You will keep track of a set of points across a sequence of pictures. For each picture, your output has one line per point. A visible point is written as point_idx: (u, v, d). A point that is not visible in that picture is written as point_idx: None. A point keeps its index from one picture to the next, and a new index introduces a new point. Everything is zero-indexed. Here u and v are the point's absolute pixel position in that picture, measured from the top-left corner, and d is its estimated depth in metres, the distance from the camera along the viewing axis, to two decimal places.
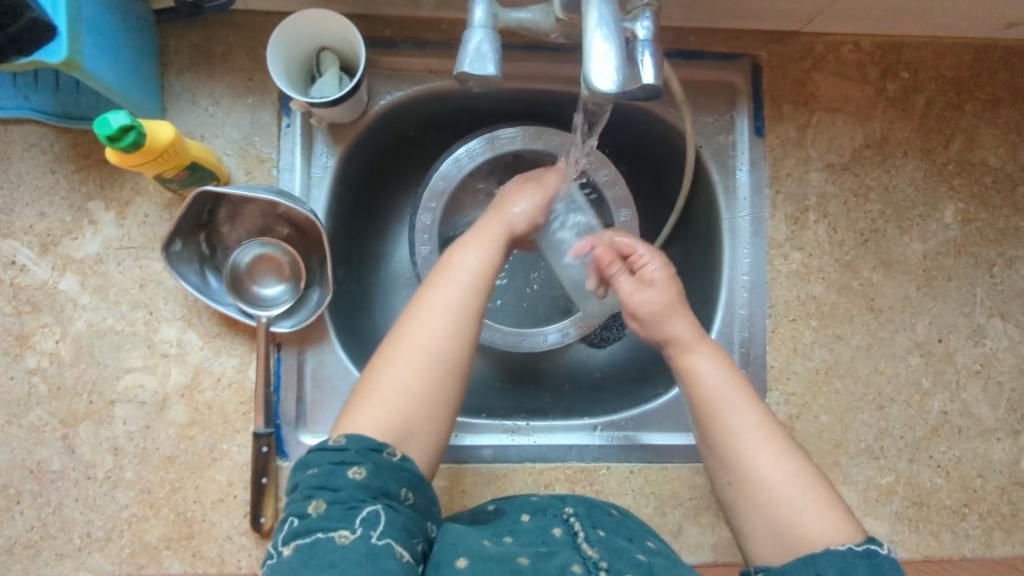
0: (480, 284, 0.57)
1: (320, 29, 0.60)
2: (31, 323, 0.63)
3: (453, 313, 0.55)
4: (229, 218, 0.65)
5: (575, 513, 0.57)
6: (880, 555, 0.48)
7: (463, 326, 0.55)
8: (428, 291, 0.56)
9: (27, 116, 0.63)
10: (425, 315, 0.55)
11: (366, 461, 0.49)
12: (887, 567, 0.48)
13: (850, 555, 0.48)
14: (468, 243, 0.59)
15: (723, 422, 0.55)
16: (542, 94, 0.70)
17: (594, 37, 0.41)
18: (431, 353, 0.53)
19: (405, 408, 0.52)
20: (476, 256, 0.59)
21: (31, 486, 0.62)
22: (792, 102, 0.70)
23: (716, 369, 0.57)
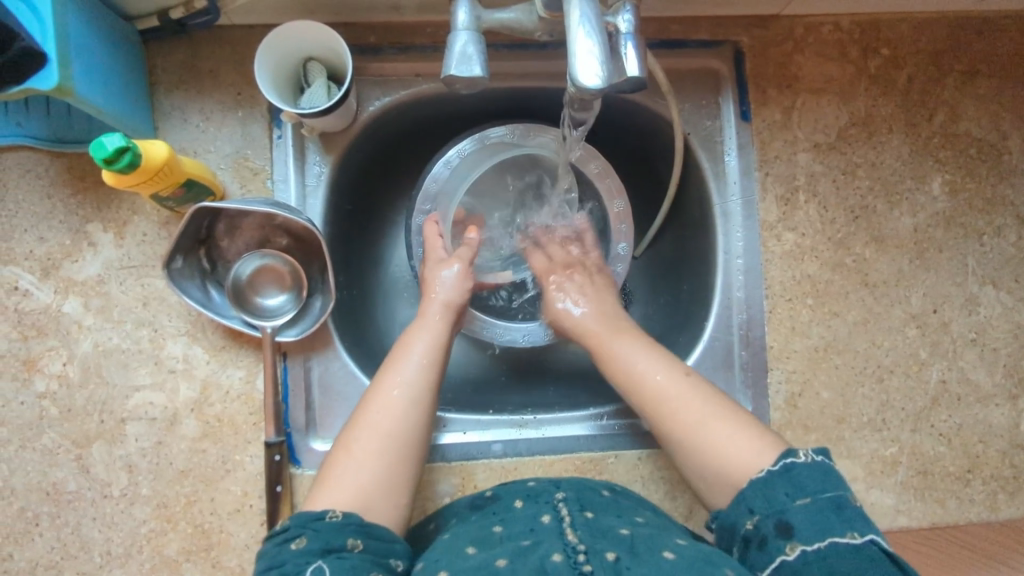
0: (431, 371, 0.62)
1: (306, 40, 0.61)
2: (38, 347, 0.64)
3: (405, 400, 0.59)
4: (227, 232, 0.66)
5: (565, 498, 0.59)
6: (796, 464, 0.52)
7: (418, 411, 0.59)
8: (385, 375, 0.61)
9: (20, 142, 0.63)
10: (383, 400, 0.59)
11: (305, 530, 0.51)
12: (802, 472, 0.51)
13: (767, 478, 0.52)
14: (416, 329, 0.64)
15: (647, 390, 0.61)
16: (529, 91, 0.71)
17: (578, 34, 0.42)
18: (387, 432, 0.57)
19: (364, 485, 0.55)
20: (426, 341, 0.63)
21: (49, 508, 0.63)
22: (776, 85, 0.71)
23: (636, 349, 0.64)
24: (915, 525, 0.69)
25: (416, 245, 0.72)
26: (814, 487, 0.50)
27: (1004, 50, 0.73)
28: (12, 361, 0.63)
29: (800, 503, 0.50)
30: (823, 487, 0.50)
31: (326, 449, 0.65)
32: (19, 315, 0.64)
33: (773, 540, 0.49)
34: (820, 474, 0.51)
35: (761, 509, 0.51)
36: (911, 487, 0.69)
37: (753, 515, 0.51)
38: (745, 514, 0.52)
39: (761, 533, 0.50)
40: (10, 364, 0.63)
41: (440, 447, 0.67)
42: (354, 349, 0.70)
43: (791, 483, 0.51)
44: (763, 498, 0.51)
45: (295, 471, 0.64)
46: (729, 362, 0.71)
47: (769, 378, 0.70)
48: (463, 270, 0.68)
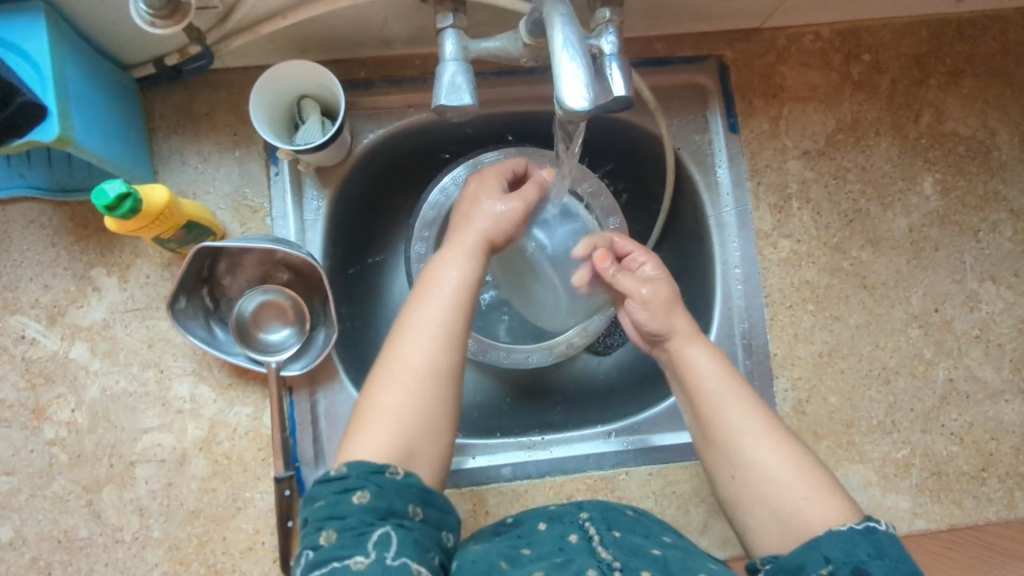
0: (465, 299, 0.58)
1: (298, 78, 0.62)
2: (46, 395, 0.64)
3: (440, 323, 0.57)
4: (229, 270, 0.67)
5: (590, 517, 0.59)
6: (880, 531, 0.51)
7: (452, 346, 0.57)
8: (418, 306, 0.58)
9: (22, 193, 0.64)
10: (415, 336, 0.56)
11: (369, 484, 0.50)
12: (887, 543, 0.50)
13: (850, 535, 0.51)
14: (446, 255, 0.60)
15: (715, 398, 0.59)
16: (520, 116, 0.72)
17: (562, 58, 0.42)
18: (419, 367, 0.55)
19: (404, 429, 0.54)
20: (460, 268, 0.59)
21: (61, 555, 0.63)
22: (762, 96, 0.72)
23: (707, 359, 0.61)
24: (934, 528, 0.68)
25: (417, 271, 0.72)
26: (897, 556, 0.49)
27: (985, 50, 0.74)
28: (21, 410, 0.64)
29: (880, 562, 0.49)
30: (906, 558, 0.49)
31: None
32: (26, 363, 0.64)
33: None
34: (902, 547, 0.50)
35: (837, 558, 0.50)
36: (927, 489, 0.69)
37: (828, 564, 0.50)
38: (819, 562, 0.50)
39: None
40: (18, 413, 0.64)
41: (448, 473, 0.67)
42: (359, 379, 0.70)
43: (875, 546, 0.50)
44: (841, 549, 0.50)
45: None
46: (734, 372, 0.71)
47: (775, 385, 0.70)
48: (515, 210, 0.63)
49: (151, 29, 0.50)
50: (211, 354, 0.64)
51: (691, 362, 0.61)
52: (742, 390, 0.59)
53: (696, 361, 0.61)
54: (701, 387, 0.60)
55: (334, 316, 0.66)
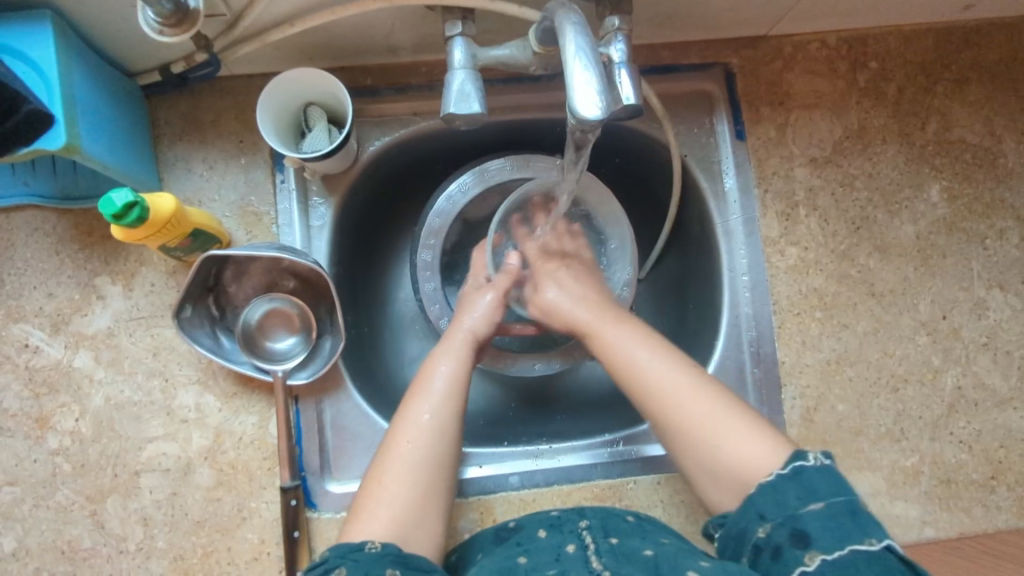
0: (456, 393, 0.60)
1: (305, 86, 0.62)
2: (49, 404, 0.63)
3: (437, 421, 0.58)
4: (236, 278, 0.66)
5: (589, 526, 0.59)
6: (807, 468, 0.50)
7: (449, 440, 0.58)
8: (411, 401, 0.59)
9: (27, 201, 0.64)
10: (409, 427, 0.58)
11: (343, 561, 0.49)
12: (813, 476, 0.49)
13: (779, 483, 0.50)
14: (438, 352, 0.63)
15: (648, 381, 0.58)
16: (527, 123, 0.72)
17: (574, 67, 0.42)
18: (414, 460, 0.56)
19: (397, 515, 0.54)
20: (452, 366, 0.62)
21: (65, 567, 0.62)
22: (768, 103, 0.72)
23: (634, 340, 0.61)
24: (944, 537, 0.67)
25: (422, 279, 0.72)
26: (826, 493, 0.48)
27: (990, 58, 0.74)
28: (24, 420, 0.63)
29: (813, 510, 0.48)
30: (838, 491, 0.48)
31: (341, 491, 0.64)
32: (29, 372, 0.64)
33: (788, 549, 0.47)
34: (832, 477, 0.49)
35: (771, 513, 0.49)
36: (936, 497, 0.68)
37: (764, 522, 0.49)
38: (756, 520, 0.50)
39: (773, 540, 0.48)
40: (21, 422, 0.63)
41: (455, 483, 0.66)
42: (366, 388, 0.70)
43: (803, 486, 0.49)
44: (773, 503, 0.49)
45: (313, 515, 0.64)
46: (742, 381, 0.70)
47: (784, 393, 0.69)
48: (496, 300, 0.67)
49: (158, 37, 0.50)
50: (217, 363, 0.64)
51: (640, 369, 0.59)
52: (695, 383, 0.57)
53: (641, 365, 0.59)
54: (640, 384, 0.58)
55: (342, 325, 0.66)
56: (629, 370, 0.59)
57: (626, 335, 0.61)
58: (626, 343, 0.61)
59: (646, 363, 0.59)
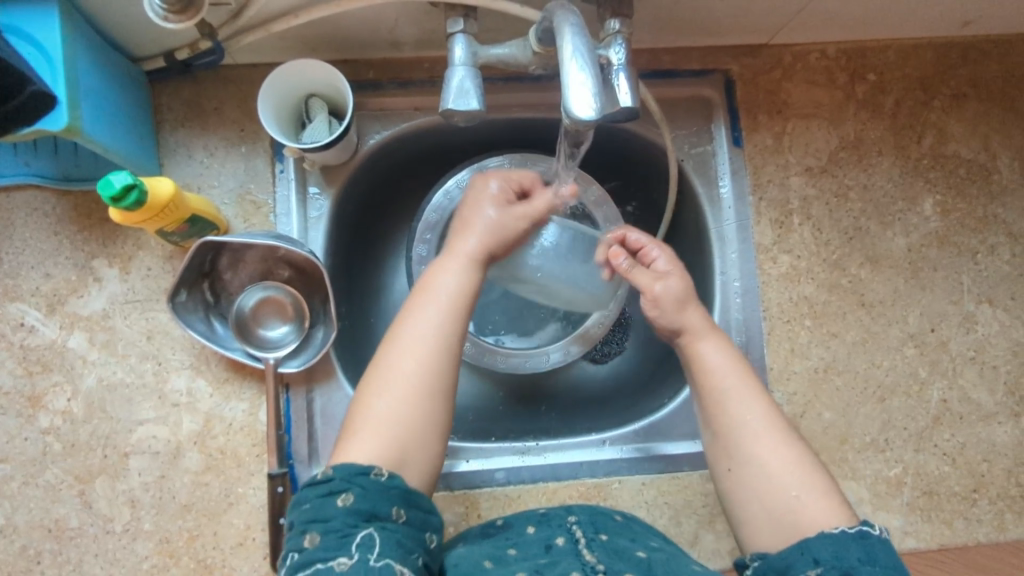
0: (456, 309, 0.58)
1: (306, 77, 0.62)
2: (43, 383, 0.64)
3: (434, 336, 0.56)
4: (235, 263, 0.66)
5: (578, 521, 0.60)
6: (873, 536, 0.51)
7: (448, 357, 0.56)
8: (414, 312, 0.57)
9: (28, 181, 0.65)
10: (404, 345, 0.56)
11: (352, 486, 0.50)
12: (876, 546, 0.51)
13: (841, 538, 0.51)
14: (440, 266, 0.60)
15: (733, 416, 0.58)
16: (525, 123, 0.73)
17: (571, 67, 0.43)
18: (412, 381, 0.55)
19: (395, 434, 0.53)
20: (454, 277, 0.58)
21: (51, 545, 0.63)
22: (766, 111, 0.73)
23: (723, 355, 0.60)
24: (924, 548, 0.68)
25: (418, 273, 0.72)
26: (886, 562, 0.50)
27: (989, 74, 0.75)
28: (16, 398, 0.64)
29: (870, 569, 0.49)
30: (895, 565, 0.50)
31: None
32: (23, 351, 0.64)
33: None
34: (892, 553, 0.51)
35: (827, 560, 0.50)
36: (917, 508, 0.69)
37: (816, 565, 0.50)
38: (808, 563, 0.51)
39: None
40: (14, 400, 0.64)
41: (442, 475, 0.67)
42: (357, 380, 0.70)
43: (865, 551, 0.50)
44: (831, 552, 0.51)
45: None
46: None
47: (771, 399, 0.70)
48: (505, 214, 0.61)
49: (163, 24, 0.51)
50: (210, 348, 0.64)
51: (730, 406, 0.58)
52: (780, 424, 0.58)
53: (742, 405, 0.58)
54: (726, 414, 0.58)
55: (334, 315, 0.66)
56: (733, 416, 0.58)
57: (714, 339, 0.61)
58: (724, 368, 0.60)
59: (735, 406, 0.58)
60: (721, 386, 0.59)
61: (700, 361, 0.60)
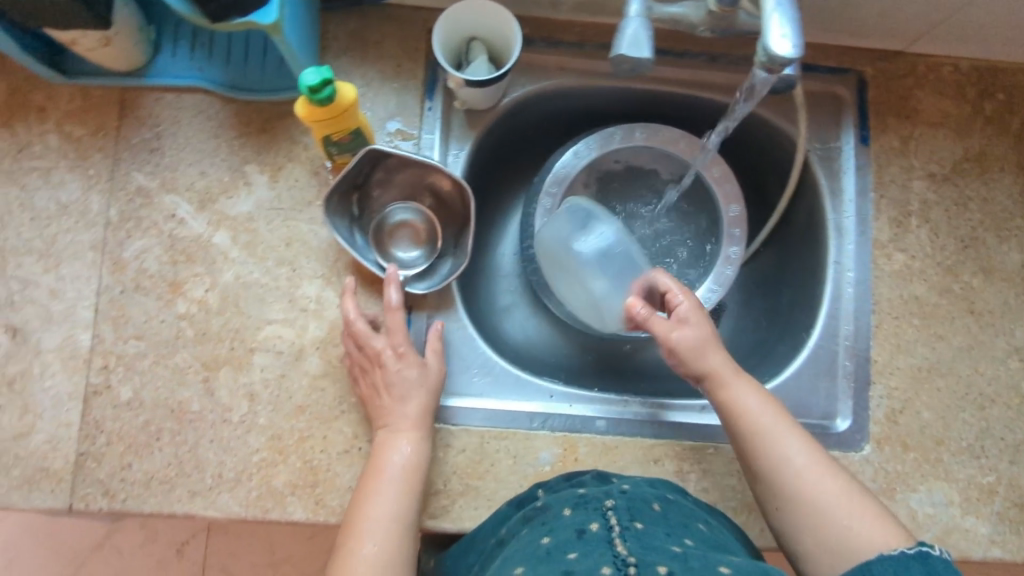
0: (411, 480, 0.61)
1: (474, 18, 0.65)
2: (185, 272, 0.68)
3: (392, 515, 0.59)
4: (385, 184, 0.71)
5: (614, 506, 0.55)
6: (933, 556, 0.49)
7: (406, 532, 0.59)
8: (369, 498, 0.60)
9: (198, 85, 0.69)
10: (369, 522, 0.58)
11: None
12: (938, 564, 0.49)
13: (901, 559, 0.49)
14: (393, 430, 0.63)
15: (773, 453, 0.58)
16: (659, 95, 0.76)
17: (773, 18, 0.45)
18: (378, 560, 0.56)
19: None
20: (406, 451, 0.62)
21: (171, 424, 0.66)
22: (896, 115, 0.75)
23: (752, 392, 0.61)
24: (1010, 559, 0.68)
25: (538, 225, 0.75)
26: None
27: None
28: (159, 282, 0.67)
29: None
30: None
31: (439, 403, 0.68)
32: (172, 240, 0.68)
33: None
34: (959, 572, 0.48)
35: None
36: (1008, 519, 0.69)
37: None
38: None
39: None
40: (155, 284, 0.67)
41: (545, 416, 0.69)
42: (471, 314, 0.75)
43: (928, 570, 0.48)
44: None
45: None
46: (832, 371, 0.72)
47: (871, 391, 0.71)
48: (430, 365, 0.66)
49: None
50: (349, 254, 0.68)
51: (771, 442, 0.59)
52: (822, 462, 0.58)
53: (781, 442, 0.59)
54: (760, 449, 0.59)
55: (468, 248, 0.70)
56: (770, 454, 0.58)
57: (742, 378, 0.62)
58: (758, 408, 0.60)
59: (778, 443, 0.59)
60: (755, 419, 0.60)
61: (733, 398, 0.61)
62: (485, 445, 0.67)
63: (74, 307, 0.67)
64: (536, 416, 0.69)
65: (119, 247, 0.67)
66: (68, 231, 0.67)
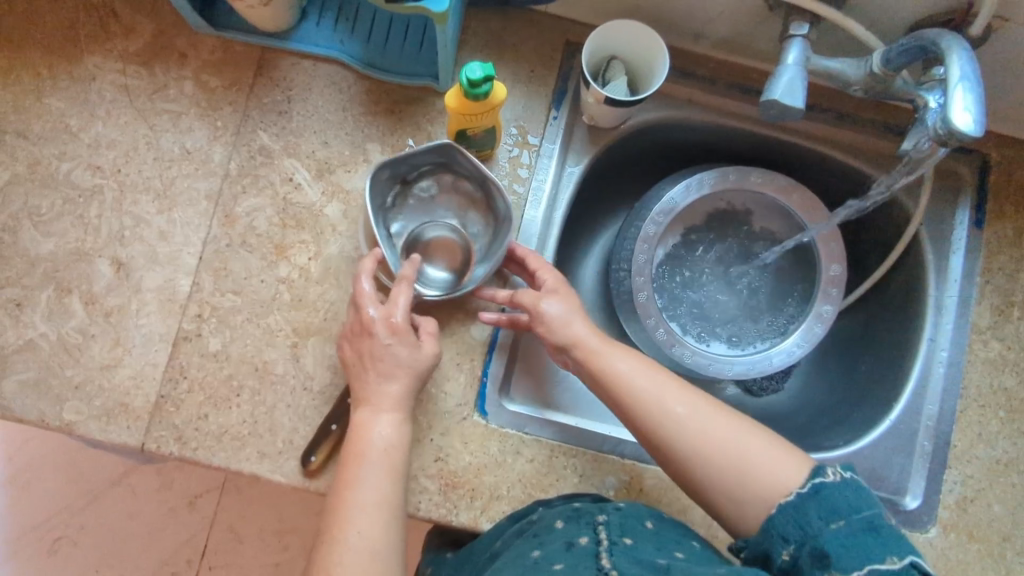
0: (393, 454, 0.58)
1: (623, 39, 0.66)
2: (292, 237, 0.68)
3: (382, 498, 0.56)
4: (447, 187, 0.71)
5: (606, 521, 0.58)
6: (827, 486, 0.53)
7: (394, 512, 0.56)
8: (353, 475, 0.57)
9: (337, 57, 0.70)
10: (356, 502, 0.56)
11: None
12: (833, 492, 0.53)
13: (800, 501, 0.53)
14: (372, 404, 0.60)
15: (662, 414, 0.58)
16: (777, 143, 0.76)
17: (959, 90, 0.46)
18: (362, 544, 0.54)
19: None
20: (391, 421, 0.60)
21: (253, 383, 0.66)
22: (1014, 204, 0.74)
23: (624, 357, 0.61)
24: None
25: (640, 250, 0.75)
26: (848, 510, 0.52)
27: None
28: (265, 242, 0.68)
29: (836, 526, 0.51)
30: (859, 509, 0.52)
31: (513, 409, 0.68)
32: (285, 203, 0.69)
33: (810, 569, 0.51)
34: (855, 494, 0.53)
35: (796, 537, 0.53)
36: None
37: (789, 544, 0.53)
38: (781, 544, 0.53)
39: (799, 561, 0.52)
40: (262, 244, 0.68)
41: (617, 441, 0.69)
42: None
43: (824, 505, 0.52)
44: (795, 523, 0.53)
45: (476, 418, 0.67)
46: (910, 448, 0.71)
47: (945, 475, 0.70)
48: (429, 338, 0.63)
49: None
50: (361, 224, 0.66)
51: (660, 407, 0.58)
52: (715, 406, 0.59)
53: (664, 400, 0.58)
54: (650, 414, 0.58)
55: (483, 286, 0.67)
56: (657, 417, 0.58)
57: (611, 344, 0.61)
58: (632, 371, 0.60)
59: (663, 401, 0.58)
60: (631, 386, 0.59)
61: (606, 367, 0.60)
62: (553, 460, 0.67)
63: (180, 252, 0.68)
64: (609, 440, 0.69)
65: (233, 201, 0.69)
66: (188, 177, 0.69)
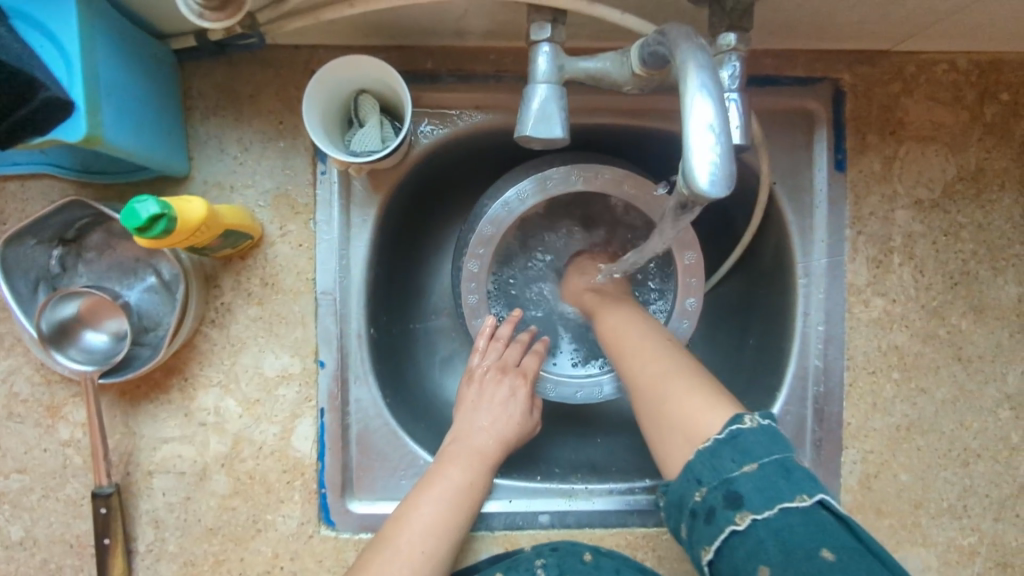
0: (469, 500, 0.57)
1: (358, 73, 0.54)
2: (62, 393, 0.59)
3: (433, 522, 0.55)
4: (124, 231, 0.58)
5: (544, 564, 0.59)
6: (744, 429, 0.42)
7: (447, 541, 0.55)
8: (414, 503, 0.56)
9: (47, 171, 0.57)
10: (406, 527, 0.54)
11: None
12: (750, 437, 0.41)
13: (713, 445, 0.43)
14: (455, 456, 0.58)
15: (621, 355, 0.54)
16: (596, 126, 0.64)
17: (691, 107, 0.35)
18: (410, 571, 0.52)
19: None
20: (467, 476, 0.58)
21: (72, 561, 0.60)
22: (878, 131, 0.63)
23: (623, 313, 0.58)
24: None
25: (467, 290, 0.65)
26: (763, 452, 0.41)
27: None
28: (35, 406, 0.59)
29: (748, 473, 0.40)
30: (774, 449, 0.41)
31: (363, 510, 0.61)
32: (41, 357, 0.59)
33: (721, 512, 0.41)
34: (772, 437, 0.42)
35: (707, 479, 0.42)
36: None
37: (701, 486, 0.42)
38: (692, 485, 0.43)
39: (709, 509, 0.41)
40: (32, 409, 0.59)
41: (483, 516, 0.62)
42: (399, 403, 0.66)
43: (737, 447, 0.41)
44: (709, 466, 0.42)
45: (327, 532, 0.61)
46: (800, 437, 0.64)
47: (844, 456, 0.64)
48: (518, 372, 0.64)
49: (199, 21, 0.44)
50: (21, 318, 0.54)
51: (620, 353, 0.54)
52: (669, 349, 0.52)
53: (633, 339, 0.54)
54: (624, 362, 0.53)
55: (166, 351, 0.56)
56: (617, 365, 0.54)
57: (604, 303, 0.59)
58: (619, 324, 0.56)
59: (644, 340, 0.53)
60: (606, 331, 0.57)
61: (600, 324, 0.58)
62: None
63: None
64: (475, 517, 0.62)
65: None
66: None
